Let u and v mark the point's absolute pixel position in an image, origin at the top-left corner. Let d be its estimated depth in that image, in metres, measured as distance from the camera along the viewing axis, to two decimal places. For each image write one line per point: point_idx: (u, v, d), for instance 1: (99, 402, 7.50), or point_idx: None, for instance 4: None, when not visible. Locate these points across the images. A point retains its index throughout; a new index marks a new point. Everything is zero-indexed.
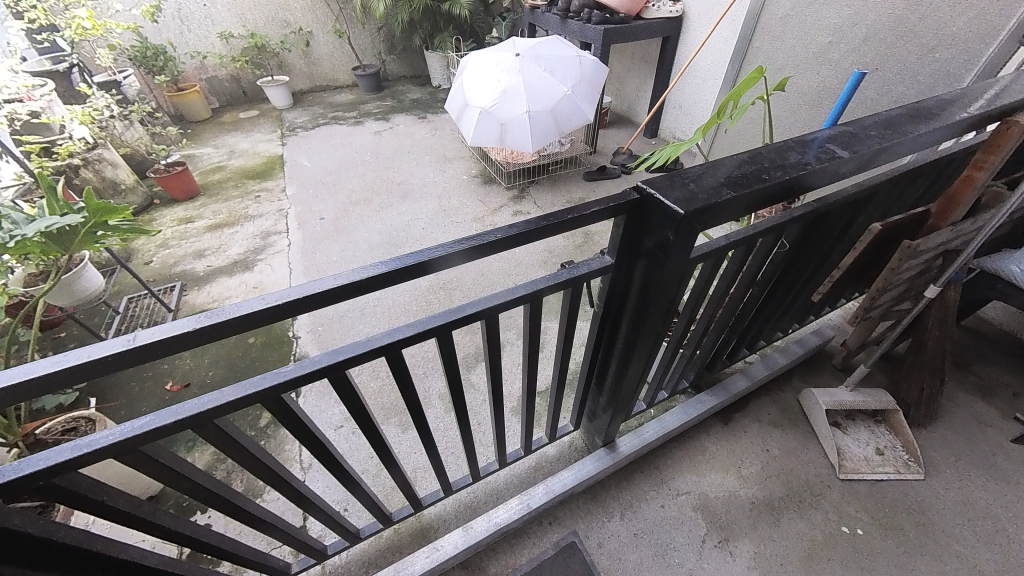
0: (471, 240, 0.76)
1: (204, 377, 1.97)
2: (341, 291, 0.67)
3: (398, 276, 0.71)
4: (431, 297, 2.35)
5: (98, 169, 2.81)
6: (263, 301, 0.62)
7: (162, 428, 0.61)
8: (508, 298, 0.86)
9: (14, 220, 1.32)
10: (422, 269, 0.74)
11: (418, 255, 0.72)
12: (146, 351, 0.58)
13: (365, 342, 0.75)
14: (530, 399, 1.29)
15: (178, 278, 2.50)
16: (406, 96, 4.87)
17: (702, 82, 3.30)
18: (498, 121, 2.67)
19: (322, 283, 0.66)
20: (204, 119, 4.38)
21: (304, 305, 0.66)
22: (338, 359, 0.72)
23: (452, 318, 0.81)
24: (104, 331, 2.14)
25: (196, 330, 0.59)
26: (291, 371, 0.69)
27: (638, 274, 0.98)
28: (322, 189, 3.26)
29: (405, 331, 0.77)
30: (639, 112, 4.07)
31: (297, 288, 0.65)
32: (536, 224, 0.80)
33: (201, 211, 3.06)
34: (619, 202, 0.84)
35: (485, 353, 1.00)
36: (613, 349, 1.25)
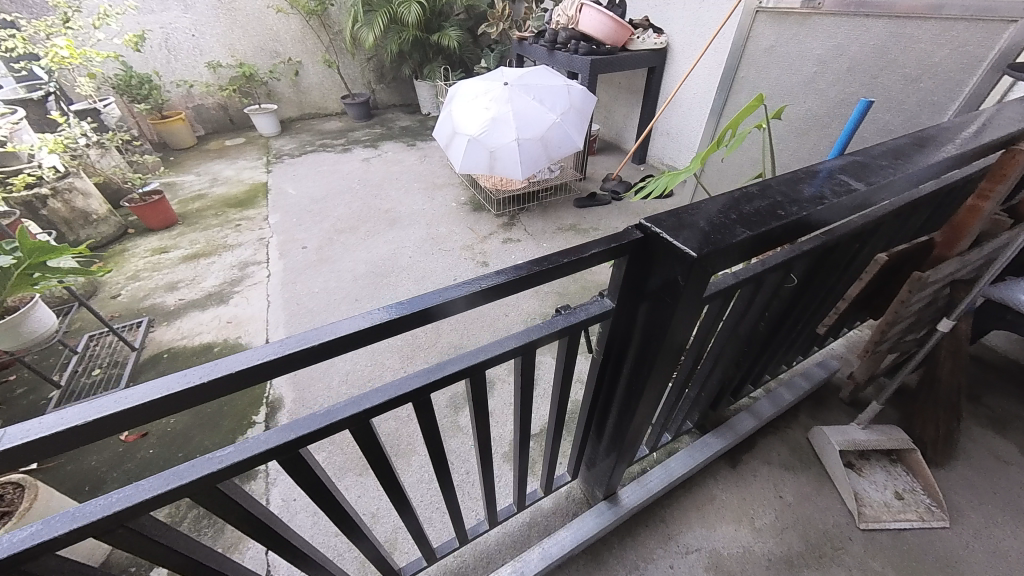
0: (454, 290, 0.65)
1: (164, 425, 1.79)
2: (295, 361, 0.55)
3: (367, 337, 0.59)
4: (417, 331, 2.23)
5: (68, 200, 2.68)
6: (184, 380, 0.50)
7: (54, 541, 0.49)
8: (494, 353, 0.75)
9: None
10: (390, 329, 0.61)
11: (392, 310, 0.60)
12: (29, 451, 0.46)
13: (328, 412, 0.64)
14: (523, 451, 1.16)
15: (146, 313, 2.35)
16: (395, 124, 4.87)
17: (689, 110, 3.33)
18: (487, 148, 2.63)
19: (273, 350, 0.54)
20: (188, 147, 4.31)
21: (244, 382, 0.54)
22: (290, 437, 0.60)
23: (431, 379, 0.69)
24: (58, 375, 1.97)
25: (95, 420, 0.47)
26: (228, 456, 0.57)
27: (642, 320, 0.88)
28: (307, 217, 3.16)
29: (377, 397, 0.66)
30: (627, 139, 4.10)
31: (233, 360, 0.53)
32: (527, 271, 0.69)
33: (178, 241, 2.93)
34: (621, 242, 0.75)
35: (471, 410, 0.88)
36: (615, 394, 1.14)
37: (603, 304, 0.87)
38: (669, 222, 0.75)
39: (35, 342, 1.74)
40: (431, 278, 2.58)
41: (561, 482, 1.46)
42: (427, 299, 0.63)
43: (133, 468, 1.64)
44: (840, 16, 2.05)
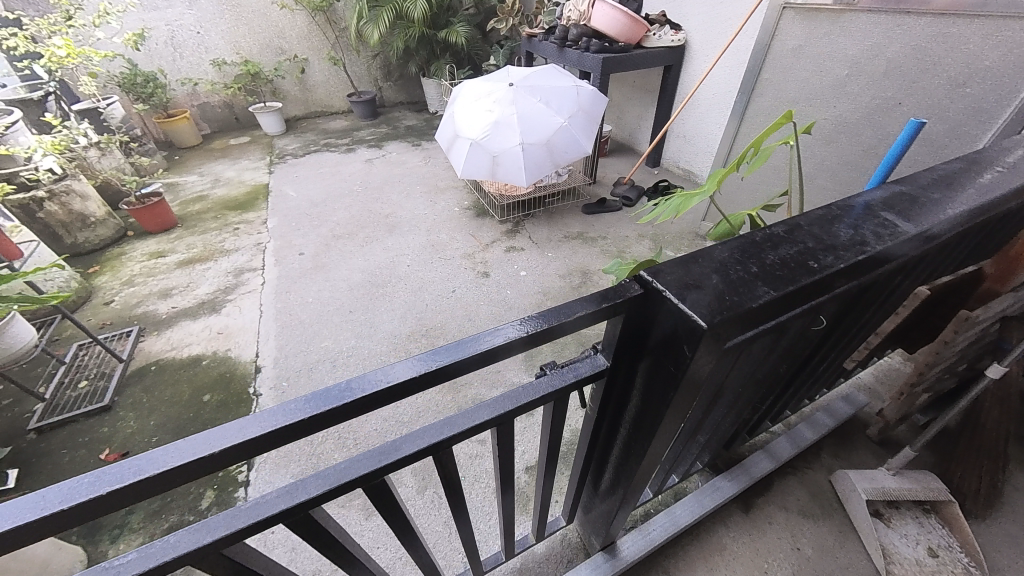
0: (398, 370, 0.55)
1: (145, 445, 1.72)
2: (188, 467, 0.46)
3: (279, 433, 0.49)
4: (411, 347, 2.13)
5: (64, 202, 2.64)
6: (65, 497, 0.43)
7: None
8: (463, 429, 0.65)
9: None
10: (327, 420, 0.52)
11: (318, 399, 0.51)
12: None
13: (253, 507, 0.56)
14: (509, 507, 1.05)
15: (138, 321, 2.29)
16: (401, 123, 4.76)
17: (706, 112, 3.15)
18: (489, 153, 2.50)
19: (165, 454, 0.46)
20: (193, 145, 4.27)
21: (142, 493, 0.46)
22: (210, 539, 0.53)
23: (382, 465, 0.60)
24: (43, 387, 1.92)
25: None
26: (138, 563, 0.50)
27: (641, 384, 0.75)
28: (306, 221, 3.09)
29: (313, 488, 0.57)
30: (640, 141, 3.92)
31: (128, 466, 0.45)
32: (495, 344, 0.58)
33: (175, 244, 2.88)
34: (614, 301, 0.62)
35: (445, 481, 0.76)
36: (613, 448, 1.01)
37: (596, 363, 0.74)
38: (677, 277, 0.62)
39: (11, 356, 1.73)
40: (429, 289, 2.47)
41: (555, 527, 1.34)
42: (363, 382, 0.53)
43: None
44: (876, 13, 1.85)
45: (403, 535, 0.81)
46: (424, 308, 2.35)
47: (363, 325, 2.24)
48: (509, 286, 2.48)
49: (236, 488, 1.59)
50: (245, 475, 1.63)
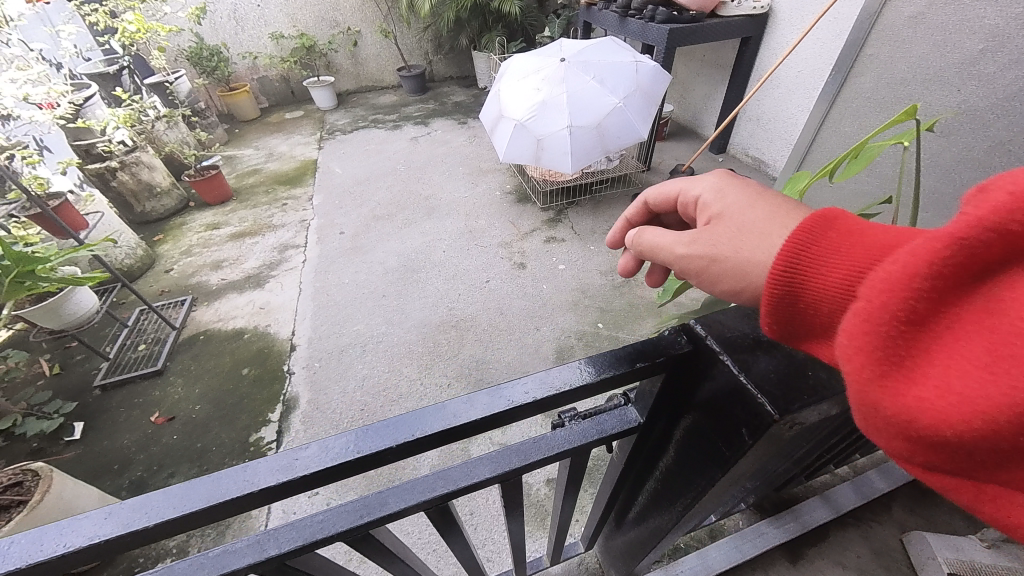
0: (386, 434, 0.40)
1: (189, 412, 1.83)
2: (94, 553, 0.35)
3: (216, 515, 0.36)
4: (439, 338, 2.08)
5: (134, 173, 2.81)
6: None
7: None
8: (467, 484, 0.53)
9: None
10: (287, 489, 0.38)
11: (272, 469, 0.37)
12: None
13: (220, 555, 0.47)
14: (520, 540, 0.96)
15: (191, 291, 2.42)
16: (449, 99, 4.63)
17: (788, 92, 2.74)
18: (534, 136, 2.33)
19: (77, 524, 0.35)
20: (253, 119, 4.44)
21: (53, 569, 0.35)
22: None
23: (365, 521, 0.50)
24: (109, 347, 2.09)
25: None
26: None
27: (675, 451, 0.62)
28: (348, 200, 3.10)
29: (285, 542, 0.48)
30: (704, 124, 3.54)
31: (40, 534, 0.34)
32: (524, 402, 0.44)
33: (229, 217, 3.01)
34: (654, 358, 0.47)
35: (444, 525, 0.68)
36: (638, 501, 0.87)
37: (627, 418, 0.59)
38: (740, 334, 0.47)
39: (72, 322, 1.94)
40: (463, 279, 2.40)
41: (572, 551, 1.24)
42: (335, 450, 0.39)
43: (156, 453, 1.69)
44: None
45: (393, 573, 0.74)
46: (456, 298, 2.28)
47: (394, 312, 2.22)
48: (545, 280, 2.35)
49: None
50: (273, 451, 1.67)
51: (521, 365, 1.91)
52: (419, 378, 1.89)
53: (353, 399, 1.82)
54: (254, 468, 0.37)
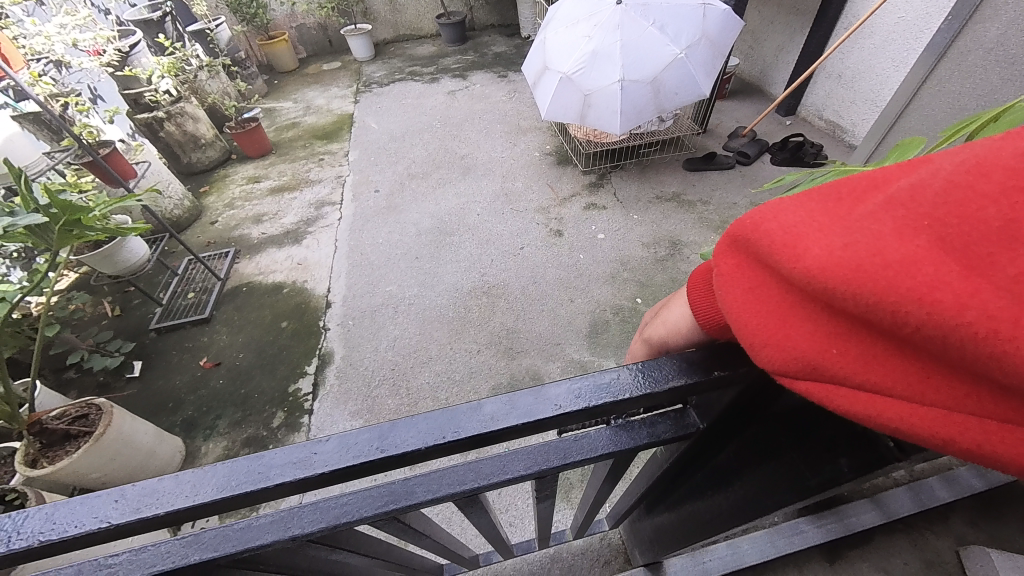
0: (414, 432, 0.36)
1: (234, 358, 1.92)
2: (108, 535, 0.33)
3: (229, 505, 0.34)
4: (470, 305, 2.04)
5: (180, 124, 2.85)
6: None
7: None
8: (500, 480, 0.48)
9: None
10: (300, 485, 0.35)
11: (284, 460, 0.35)
12: None
13: (241, 531, 0.45)
14: (547, 520, 0.94)
15: (235, 243, 2.49)
16: (489, 50, 4.35)
17: (881, 43, 2.35)
18: (580, 91, 2.14)
19: (96, 501, 0.34)
20: (291, 70, 4.38)
21: (72, 545, 0.34)
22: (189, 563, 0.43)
23: (392, 509, 0.47)
24: (163, 292, 2.22)
25: None
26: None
27: (736, 465, 0.58)
28: (383, 157, 3.04)
29: (307, 524, 0.46)
30: (773, 80, 3.15)
31: (58, 508, 0.34)
32: (567, 411, 0.38)
33: (269, 171, 3.04)
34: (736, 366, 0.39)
35: (473, 505, 0.65)
36: (668, 496, 0.83)
37: (686, 423, 0.50)
38: None
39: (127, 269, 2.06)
40: (496, 244, 2.33)
41: (597, 529, 1.22)
42: (356, 448, 0.35)
43: (205, 395, 1.81)
44: None
45: (413, 545, 0.72)
46: (488, 264, 2.22)
47: (426, 274, 2.20)
48: (583, 249, 2.23)
49: (302, 414, 1.71)
50: (310, 403, 1.74)
51: (553, 336, 1.86)
52: (449, 343, 1.88)
53: (385, 359, 1.85)
54: (270, 459, 0.35)
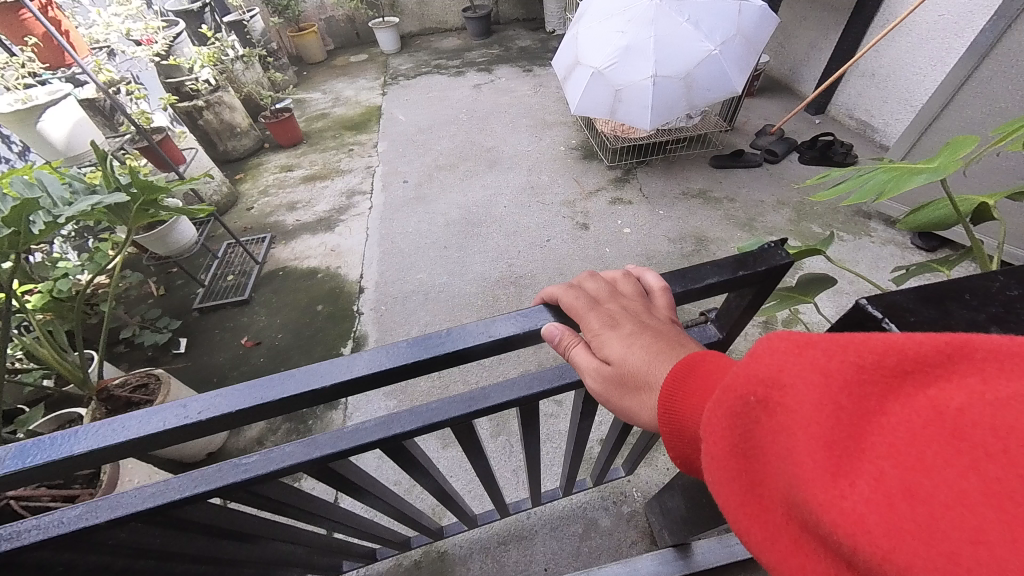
0: (511, 323, 0.45)
1: (273, 338, 2.02)
2: (285, 405, 0.41)
3: (374, 383, 0.43)
4: (498, 295, 2.09)
5: (217, 112, 2.95)
6: (186, 413, 0.39)
7: (78, 544, 0.43)
8: (565, 383, 0.55)
9: (52, 202, 1.06)
10: (424, 364, 0.43)
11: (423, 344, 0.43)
12: (46, 473, 0.38)
13: (354, 431, 0.52)
14: (573, 459, 1.00)
15: (270, 229, 2.59)
16: (514, 44, 4.37)
17: (918, 43, 2.32)
18: (612, 86, 2.16)
19: (265, 384, 0.41)
20: (319, 62, 4.46)
21: (247, 417, 0.41)
22: (313, 458, 0.49)
23: (476, 409, 0.53)
24: (205, 273, 2.32)
25: (98, 452, 0.38)
26: (256, 464, 0.48)
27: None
28: (412, 148, 3.11)
29: (406, 423, 0.52)
30: (803, 78, 3.12)
31: (230, 391, 0.40)
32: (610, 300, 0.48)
33: (301, 160, 3.13)
34: (753, 269, 0.48)
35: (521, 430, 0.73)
36: None
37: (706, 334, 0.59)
38: (927, 321, 0.40)
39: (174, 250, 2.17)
40: (524, 235, 2.38)
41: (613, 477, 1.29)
42: (468, 333, 0.44)
43: (247, 371, 1.90)
44: None
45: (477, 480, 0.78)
46: (516, 255, 2.27)
47: (455, 264, 2.26)
48: (609, 243, 2.27)
49: None
50: None
51: None
52: None
53: None
54: (400, 345, 0.43)
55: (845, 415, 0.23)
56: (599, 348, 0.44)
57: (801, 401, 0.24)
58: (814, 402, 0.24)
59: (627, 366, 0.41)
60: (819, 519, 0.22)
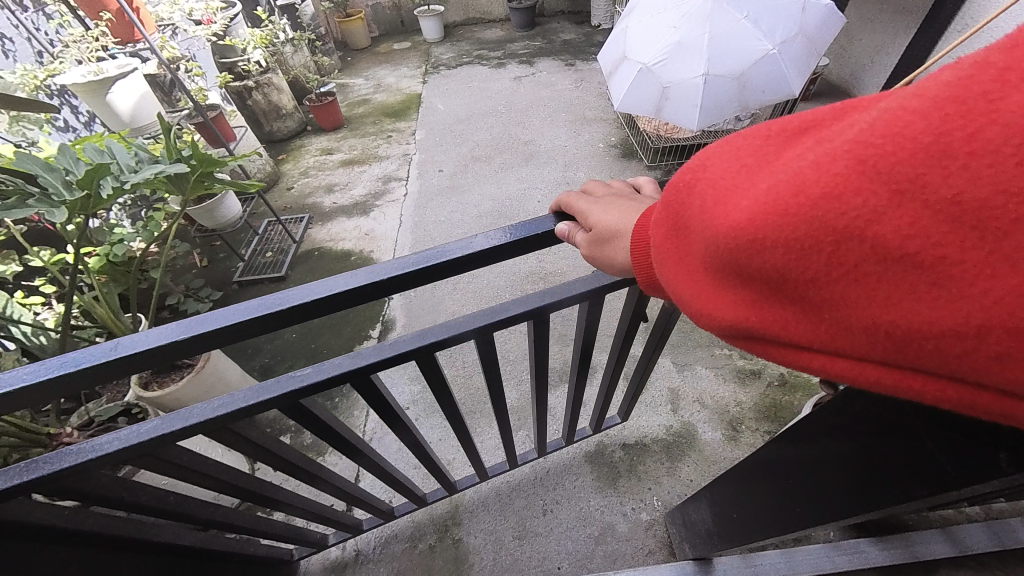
0: (499, 235, 0.53)
1: None
2: (335, 304, 0.50)
3: (392, 289, 0.52)
4: (526, 289, 2.08)
5: (266, 93, 3.04)
6: (263, 305, 0.48)
7: (167, 434, 0.55)
8: (562, 298, 0.67)
9: (121, 170, 1.14)
10: (420, 279, 0.53)
11: (423, 259, 0.52)
12: (137, 362, 0.46)
13: (394, 343, 0.62)
14: (576, 403, 1.13)
15: (308, 210, 2.66)
16: (558, 37, 4.30)
17: None
18: (660, 83, 2.09)
19: (317, 288, 0.50)
20: (363, 48, 4.53)
21: (306, 314, 0.50)
22: (360, 366, 0.59)
23: (493, 321, 0.64)
24: (245, 249, 2.41)
25: (186, 341, 0.46)
26: (310, 375, 0.59)
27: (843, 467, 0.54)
28: (449, 137, 3.12)
29: (439, 334, 0.62)
30: (864, 84, 2.94)
31: (290, 292, 0.49)
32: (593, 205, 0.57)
33: (341, 144, 3.19)
34: None
35: (531, 355, 0.83)
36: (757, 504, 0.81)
37: None
38: None
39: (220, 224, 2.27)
40: None
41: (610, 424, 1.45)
42: (462, 247, 0.53)
43: (280, 345, 1.96)
44: None
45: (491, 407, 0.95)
46: (547, 251, 2.25)
47: None
48: None
49: None
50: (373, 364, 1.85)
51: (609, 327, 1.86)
52: (505, 323, 1.93)
53: (443, 332, 1.93)
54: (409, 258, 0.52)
55: (746, 170, 0.34)
56: (591, 218, 0.54)
57: (716, 167, 0.35)
58: (725, 166, 0.35)
59: (613, 226, 0.52)
60: (721, 231, 0.33)
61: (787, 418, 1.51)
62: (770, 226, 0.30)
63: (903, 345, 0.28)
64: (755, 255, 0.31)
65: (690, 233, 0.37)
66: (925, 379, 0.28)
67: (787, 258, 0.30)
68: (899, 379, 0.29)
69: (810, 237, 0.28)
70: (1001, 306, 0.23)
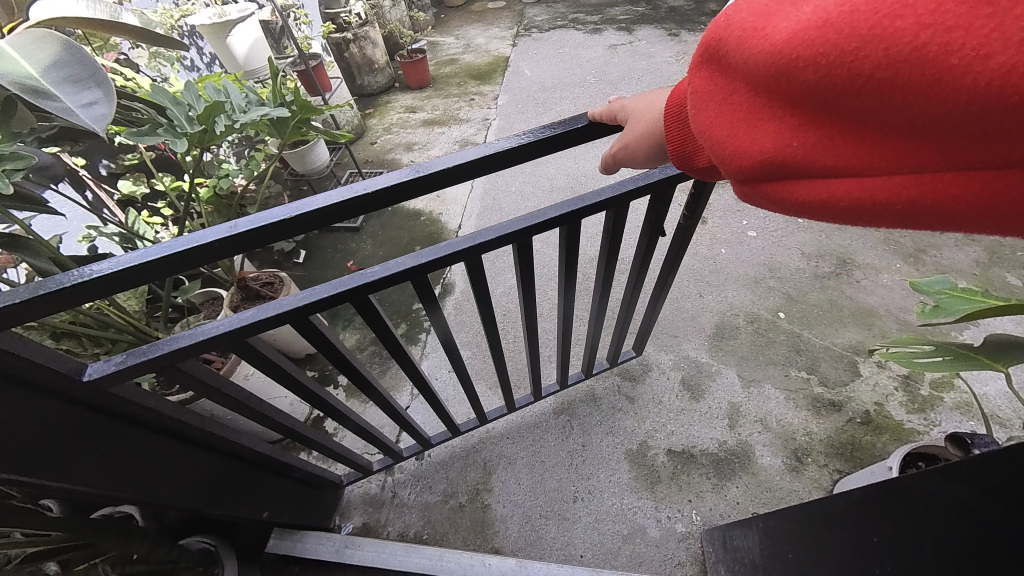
0: (532, 137, 0.61)
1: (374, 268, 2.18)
2: (405, 189, 0.59)
3: (450, 179, 0.61)
4: (589, 272, 1.98)
5: (362, 47, 3.12)
6: (351, 191, 0.56)
7: (265, 320, 0.65)
8: (593, 202, 0.73)
9: (233, 108, 1.21)
10: (463, 175, 0.61)
11: (474, 153, 0.60)
12: (249, 239, 0.55)
13: (446, 245, 0.70)
14: (598, 314, 1.16)
15: (387, 165, 2.74)
16: (664, 3, 3.91)
17: None
18: None
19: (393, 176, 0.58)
20: (457, 6, 4.46)
21: (382, 201, 0.59)
22: (421, 263, 0.68)
23: (533, 224, 0.71)
24: None
25: (290, 220, 0.55)
26: (377, 272, 0.67)
27: (949, 514, 0.49)
28: (531, 105, 3.02)
29: (484, 233, 0.70)
30: None
31: (365, 182, 0.57)
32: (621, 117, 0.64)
33: (425, 103, 3.22)
34: None
35: (562, 265, 0.90)
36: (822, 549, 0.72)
37: None
38: None
39: (309, 170, 2.44)
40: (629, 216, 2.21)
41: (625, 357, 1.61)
42: (501, 145, 0.61)
43: None
44: None
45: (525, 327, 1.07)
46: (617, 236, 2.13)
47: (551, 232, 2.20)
48: (725, 244, 2.02)
49: (421, 330, 1.89)
50: (429, 322, 1.91)
51: (672, 326, 1.75)
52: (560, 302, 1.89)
53: (497, 303, 1.93)
54: (463, 154, 0.61)
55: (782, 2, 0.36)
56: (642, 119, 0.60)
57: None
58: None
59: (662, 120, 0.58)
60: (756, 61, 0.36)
61: (865, 462, 1.34)
62: (801, 47, 0.33)
63: (922, 142, 0.31)
64: (790, 76, 0.34)
65: (727, 69, 0.40)
66: (934, 180, 0.32)
67: (814, 77, 0.33)
68: (913, 188, 0.33)
69: (837, 49, 0.31)
70: (1008, 75, 0.26)
